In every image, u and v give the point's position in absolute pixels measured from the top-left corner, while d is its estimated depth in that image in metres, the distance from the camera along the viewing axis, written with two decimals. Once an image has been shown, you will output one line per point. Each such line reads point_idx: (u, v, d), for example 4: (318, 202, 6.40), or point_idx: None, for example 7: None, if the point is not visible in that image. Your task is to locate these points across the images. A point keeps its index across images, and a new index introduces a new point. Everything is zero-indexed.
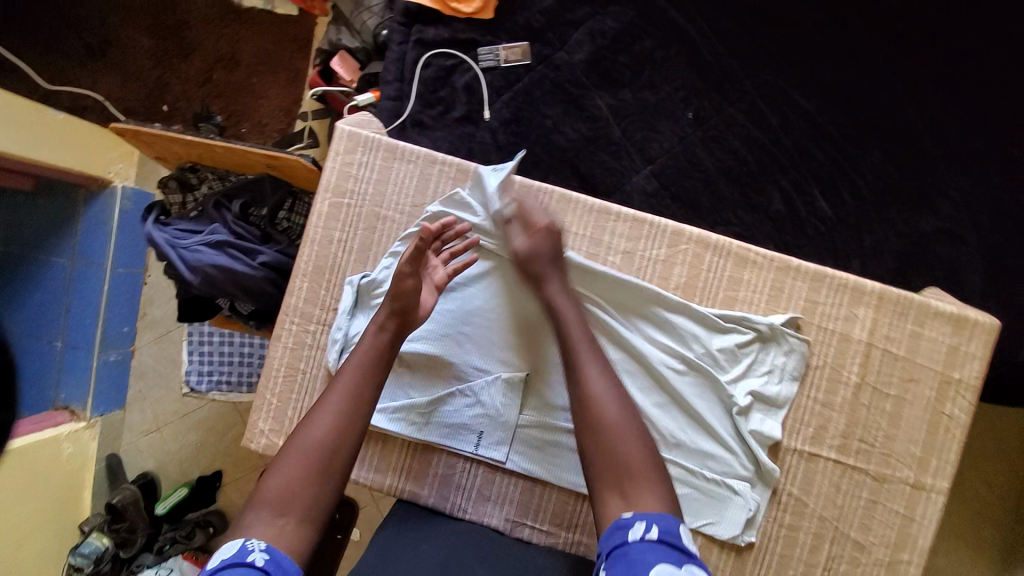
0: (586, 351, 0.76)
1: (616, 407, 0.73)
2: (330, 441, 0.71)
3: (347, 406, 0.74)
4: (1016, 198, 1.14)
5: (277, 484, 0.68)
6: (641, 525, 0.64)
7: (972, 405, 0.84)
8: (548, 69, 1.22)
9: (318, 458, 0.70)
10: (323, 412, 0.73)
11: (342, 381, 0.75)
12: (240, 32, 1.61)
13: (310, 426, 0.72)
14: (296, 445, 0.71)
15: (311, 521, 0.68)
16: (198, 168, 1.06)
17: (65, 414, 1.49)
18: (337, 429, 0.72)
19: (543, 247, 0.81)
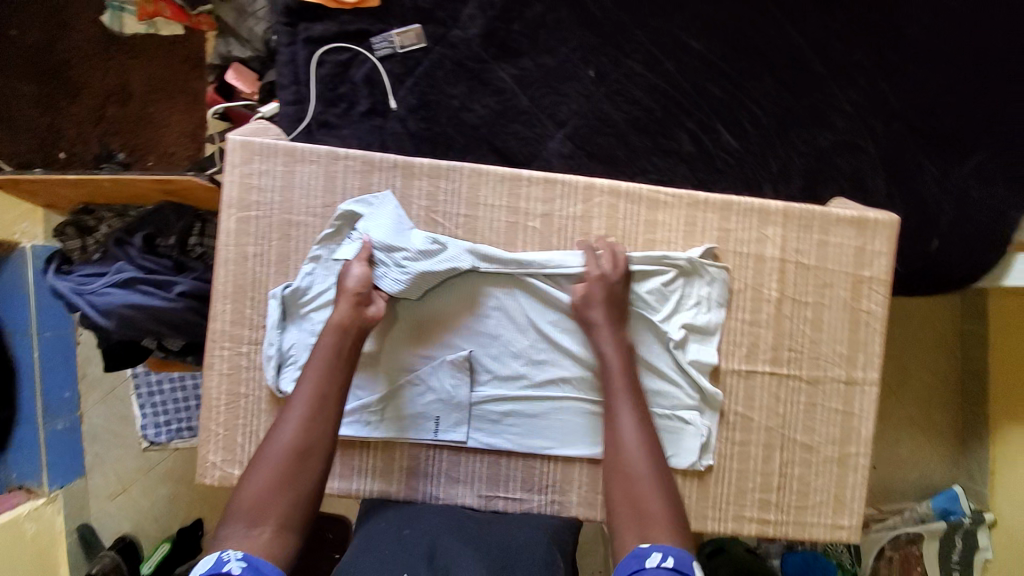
0: (626, 404, 0.80)
1: (643, 456, 0.78)
2: (297, 445, 0.73)
3: (314, 409, 0.75)
4: (901, 101, 1.23)
5: (251, 492, 0.70)
6: (657, 554, 0.68)
7: (885, 297, 0.90)
8: (447, 48, 1.20)
9: (290, 463, 0.72)
10: (291, 417, 0.74)
11: (306, 385, 0.76)
12: (127, 62, 1.51)
13: (279, 433, 0.73)
14: (265, 452, 0.73)
15: (290, 524, 0.70)
16: (92, 208, 1.01)
17: (21, 494, 1.42)
18: (307, 432, 0.74)
19: (598, 294, 0.83)
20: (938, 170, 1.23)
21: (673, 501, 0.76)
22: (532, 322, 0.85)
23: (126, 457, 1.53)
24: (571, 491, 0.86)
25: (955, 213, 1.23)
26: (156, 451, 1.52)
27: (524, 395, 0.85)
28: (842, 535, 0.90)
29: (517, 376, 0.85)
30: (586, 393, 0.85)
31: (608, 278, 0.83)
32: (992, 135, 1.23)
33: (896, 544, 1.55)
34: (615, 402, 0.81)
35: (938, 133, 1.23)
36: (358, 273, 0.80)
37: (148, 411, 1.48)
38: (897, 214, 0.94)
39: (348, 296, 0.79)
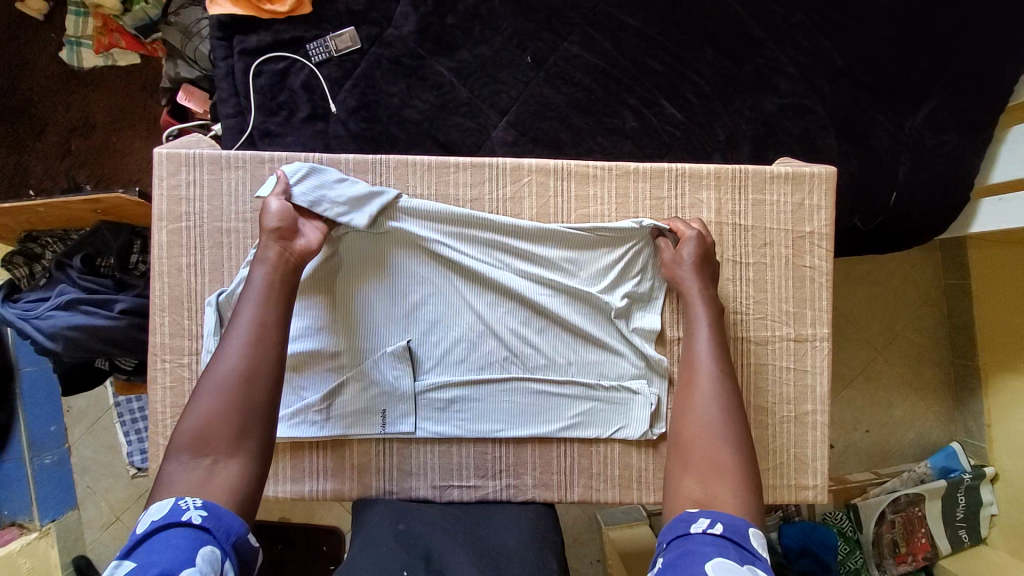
0: (710, 360, 0.78)
1: (720, 418, 0.73)
2: (244, 371, 0.68)
3: (257, 335, 0.70)
4: (843, 57, 1.19)
5: (193, 421, 0.65)
6: (705, 520, 0.63)
7: (829, 251, 0.91)
8: (383, 48, 1.14)
9: (237, 389, 0.67)
10: (232, 345, 0.69)
11: (247, 314, 0.71)
12: (87, 95, 1.50)
13: (219, 361, 0.68)
14: (209, 381, 0.67)
15: (242, 452, 0.65)
16: (36, 235, 1.02)
17: (13, 531, 1.38)
18: (252, 359, 0.69)
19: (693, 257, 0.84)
20: (891, 124, 1.19)
21: (747, 461, 0.70)
22: (469, 305, 0.86)
23: (116, 485, 1.51)
24: (526, 474, 0.88)
25: (912, 166, 1.19)
26: (144, 477, 1.50)
27: (470, 380, 0.86)
28: (809, 494, 0.89)
29: (462, 360, 0.86)
30: (533, 373, 0.87)
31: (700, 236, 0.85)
32: (949, 82, 1.18)
33: (897, 506, 1.48)
34: (695, 355, 0.80)
35: (886, 89, 1.19)
36: (276, 209, 0.78)
37: (133, 439, 1.47)
38: (834, 165, 0.94)
39: (273, 231, 0.77)
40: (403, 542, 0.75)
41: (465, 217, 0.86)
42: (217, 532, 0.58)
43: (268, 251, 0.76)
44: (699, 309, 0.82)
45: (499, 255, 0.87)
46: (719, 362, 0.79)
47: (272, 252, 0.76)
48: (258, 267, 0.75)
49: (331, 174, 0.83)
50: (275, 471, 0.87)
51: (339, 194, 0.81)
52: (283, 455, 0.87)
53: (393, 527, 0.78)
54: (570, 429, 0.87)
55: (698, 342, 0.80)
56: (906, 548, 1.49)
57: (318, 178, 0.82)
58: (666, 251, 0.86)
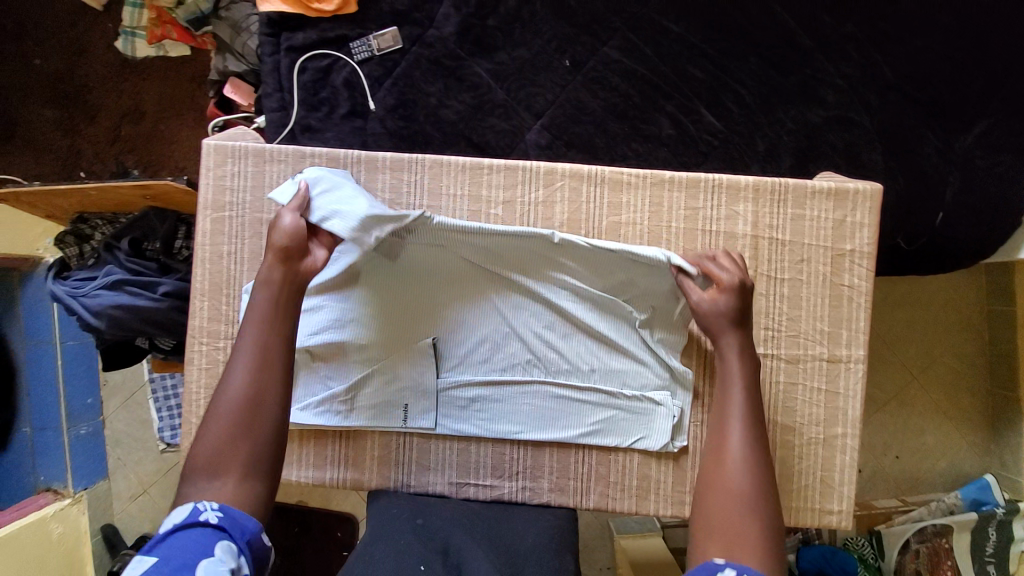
0: (737, 411, 0.74)
1: (748, 476, 0.70)
2: (250, 396, 0.68)
3: (262, 358, 0.70)
4: (894, 71, 1.14)
5: (206, 445, 0.66)
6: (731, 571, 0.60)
7: (869, 271, 0.88)
8: (423, 48, 1.16)
9: (244, 414, 0.67)
10: (237, 368, 0.69)
11: (248, 340, 0.71)
12: (139, 84, 1.57)
13: (226, 385, 0.68)
14: (216, 407, 0.68)
15: (254, 474, 0.66)
16: (88, 217, 1.07)
17: (48, 495, 1.46)
18: (257, 381, 0.69)
19: (722, 303, 0.79)
20: (941, 142, 1.15)
21: (771, 525, 0.67)
22: (495, 314, 0.86)
23: (145, 460, 1.58)
24: (542, 477, 0.88)
25: (960, 186, 1.15)
26: (172, 453, 1.56)
27: (493, 381, 0.87)
28: (833, 519, 0.87)
29: (485, 360, 0.87)
30: (555, 378, 0.87)
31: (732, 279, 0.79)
32: (1006, 100, 1.13)
33: (921, 537, 1.41)
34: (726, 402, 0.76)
35: (937, 105, 1.15)
36: (289, 223, 0.76)
37: (163, 413, 1.53)
38: (879, 183, 0.91)
39: (279, 250, 0.75)
40: (421, 537, 0.77)
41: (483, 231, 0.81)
42: (233, 531, 0.61)
43: (271, 267, 0.74)
44: (731, 359, 0.78)
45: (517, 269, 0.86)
46: (750, 413, 0.75)
47: (274, 269, 0.74)
48: (262, 285, 0.74)
49: (357, 194, 0.80)
50: (299, 457, 0.89)
51: (353, 214, 0.77)
52: (306, 441, 0.89)
53: (412, 520, 0.80)
54: (589, 435, 0.87)
55: (733, 392, 0.76)
56: None
57: (340, 194, 0.79)
58: (694, 292, 0.80)
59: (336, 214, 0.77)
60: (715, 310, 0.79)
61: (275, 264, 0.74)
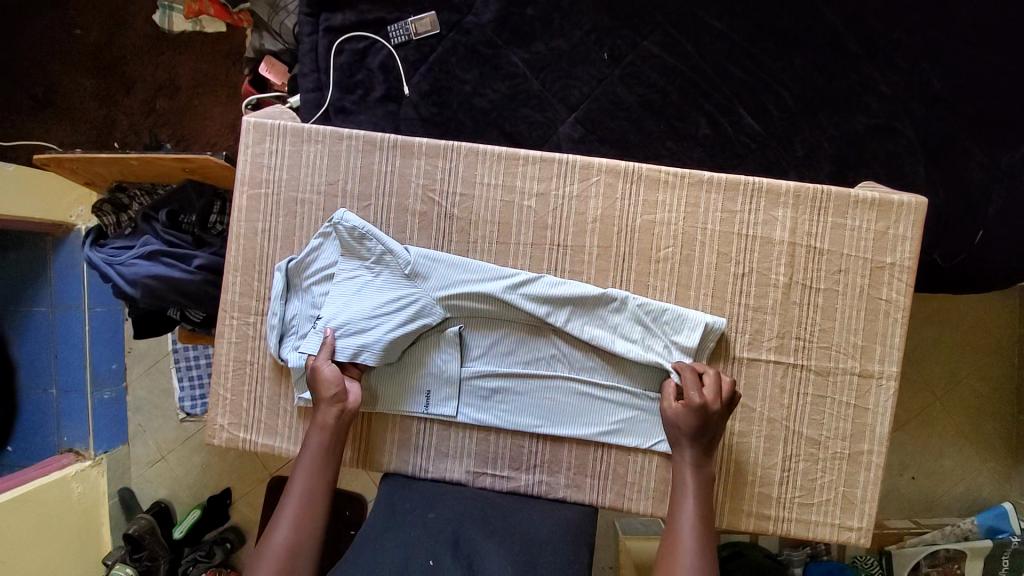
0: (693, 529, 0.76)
1: None
2: (293, 544, 0.75)
3: (307, 504, 0.78)
4: (944, 81, 1.10)
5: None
6: None
7: (909, 286, 0.85)
8: (461, 35, 1.15)
9: (285, 562, 0.73)
10: (284, 516, 0.76)
11: (296, 492, 0.78)
12: (175, 58, 1.59)
13: (273, 533, 0.75)
14: (261, 555, 0.73)
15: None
16: (126, 186, 1.09)
17: (70, 456, 1.50)
18: (300, 530, 0.76)
19: (689, 419, 0.80)
20: (988, 158, 1.11)
21: None
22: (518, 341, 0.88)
23: (163, 428, 1.61)
24: (560, 472, 0.88)
25: (1006, 205, 1.11)
26: (192, 422, 1.60)
27: (517, 374, 0.87)
28: (851, 536, 0.86)
29: (510, 354, 0.88)
30: (579, 374, 0.87)
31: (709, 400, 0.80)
32: None
33: (933, 561, 1.39)
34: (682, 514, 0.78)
35: (989, 119, 1.10)
36: (329, 372, 0.82)
37: (186, 384, 1.57)
38: (925, 196, 0.88)
39: (327, 396, 0.82)
40: (432, 529, 0.77)
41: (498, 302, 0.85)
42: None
43: (322, 418, 0.82)
44: (686, 482, 0.80)
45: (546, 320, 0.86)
46: (702, 540, 0.75)
47: (323, 419, 0.82)
48: (314, 432, 0.82)
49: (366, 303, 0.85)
50: None
51: (374, 344, 0.84)
52: None
53: (424, 512, 0.81)
54: (610, 434, 0.87)
55: (683, 515, 0.77)
56: None
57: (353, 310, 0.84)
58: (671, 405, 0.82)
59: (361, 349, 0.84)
60: (683, 424, 0.81)
61: (327, 414, 0.82)
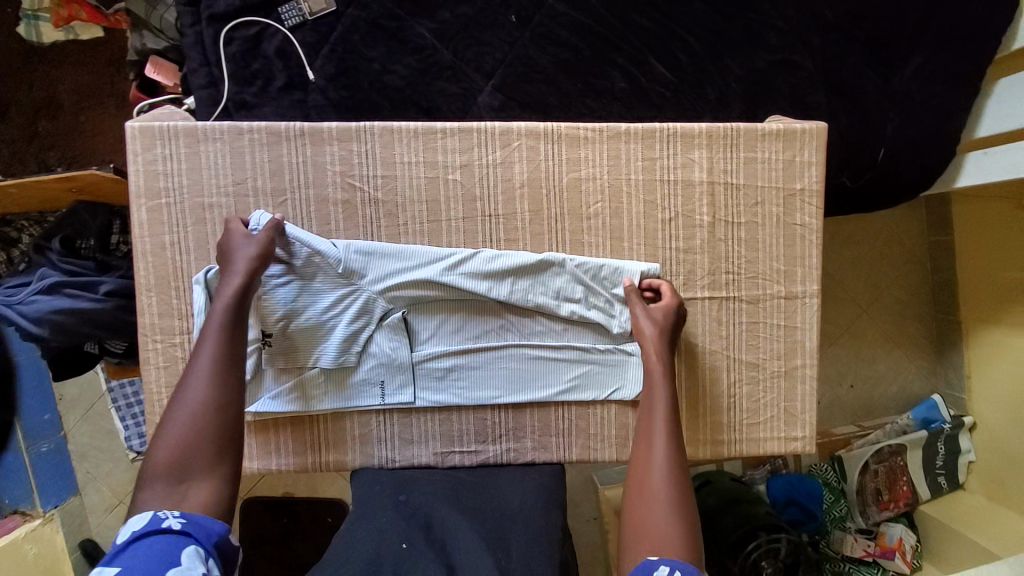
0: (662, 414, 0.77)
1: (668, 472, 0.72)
2: (210, 400, 0.67)
3: (223, 360, 0.69)
4: (834, 10, 1.15)
5: (167, 450, 0.63)
6: (665, 567, 0.63)
7: (819, 208, 0.91)
8: (359, 9, 1.08)
9: (204, 416, 0.66)
10: (199, 371, 0.68)
11: (207, 349, 0.69)
12: (51, 72, 1.43)
13: (186, 390, 0.67)
14: (174, 413, 0.66)
15: (217, 472, 0.64)
16: (10, 218, 0.98)
17: (16, 518, 1.39)
18: (221, 386, 0.68)
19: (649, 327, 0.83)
20: (881, 79, 1.18)
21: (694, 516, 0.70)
22: (465, 324, 0.87)
23: (117, 470, 1.52)
24: (525, 437, 0.90)
25: (901, 121, 1.19)
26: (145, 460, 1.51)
27: (467, 348, 0.87)
28: (798, 446, 0.93)
29: (459, 330, 0.87)
30: (528, 339, 0.88)
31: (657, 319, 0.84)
32: (939, 32, 1.16)
33: (880, 457, 1.53)
34: (656, 404, 0.78)
35: (878, 42, 1.16)
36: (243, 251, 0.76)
37: (129, 423, 1.45)
38: (825, 122, 0.93)
39: (240, 262, 0.75)
40: (404, 517, 0.77)
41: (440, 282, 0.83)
42: (199, 535, 0.59)
43: (233, 275, 0.74)
44: (655, 379, 0.80)
45: (491, 301, 0.86)
46: (674, 431, 0.76)
47: (235, 276, 0.74)
48: (223, 291, 0.73)
49: (314, 287, 0.83)
50: (278, 444, 0.87)
51: (329, 339, 0.84)
52: (285, 429, 0.87)
53: (394, 502, 0.80)
54: (568, 392, 0.89)
55: (656, 406, 0.78)
56: (889, 496, 1.54)
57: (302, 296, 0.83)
58: (643, 319, 0.84)
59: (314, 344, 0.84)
60: (658, 330, 0.83)
61: (240, 271, 0.75)
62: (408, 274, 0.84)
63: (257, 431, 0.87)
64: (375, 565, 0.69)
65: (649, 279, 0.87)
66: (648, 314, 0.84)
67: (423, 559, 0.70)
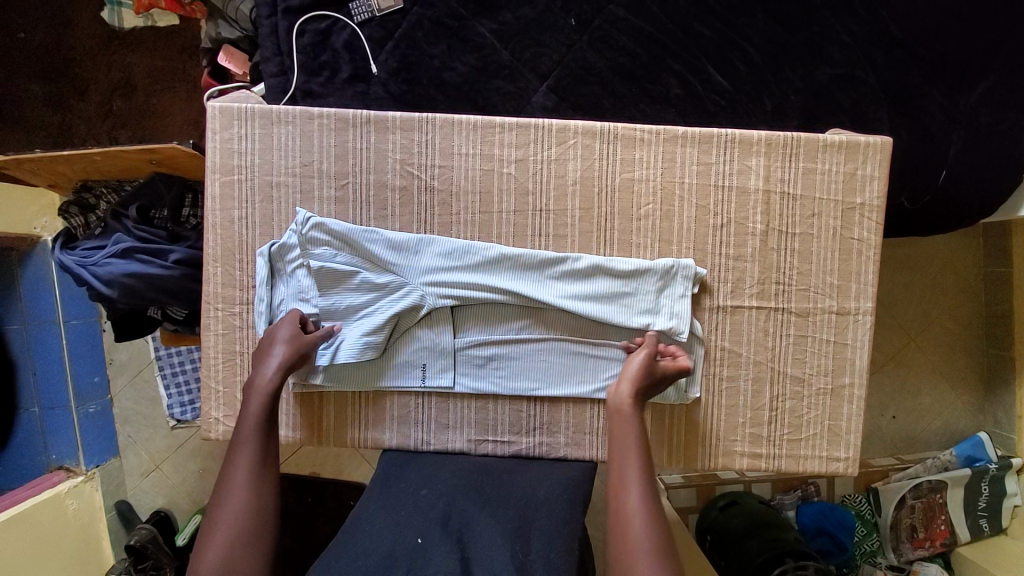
0: (631, 447, 0.76)
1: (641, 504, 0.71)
2: (251, 498, 0.72)
3: (259, 460, 0.75)
4: (901, 27, 1.13)
5: (213, 549, 0.68)
6: None
7: (878, 224, 0.89)
8: (425, 8, 1.12)
9: (248, 513, 0.71)
10: (237, 480, 0.73)
11: (245, 450, 0.75)
12: (129, 56, 1.52)
13: (228, 500, 0.71)
14: (221, 514, 0.71)
15: (257, 571, 0.69)
16: (91, 185, 1.05)
17: (61, 473, 1.45)
18: (257, 482, 0.74)
19: (641, 367, 0.82)
20: (946, 99, 1.14)
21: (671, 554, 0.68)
22: (507, 321, 0.88)
23: (158, 436, 1.57)
24: (559, 432, 0.90)
25: (965, 143, 1.14)
26: (183, 430, 1.56)
27: (509, 339, 0.88)
28: (839, 467, 0.90)
29: (504, 322, 0.89)
30: (569, 335, 0.89)
31: (648, 359, 0.83)
32: (1011, 56, 1.12)
33: (918, 492, 1.46)
34: (622, 435, 0.78)
35: (946, 61, 1.13)
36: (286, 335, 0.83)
37: (173, 391, 1.51)
38: (889, 138, 0.92)
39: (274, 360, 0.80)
40: (422, 512, 0.77)
41: (473, 283, 0.86)
42: None
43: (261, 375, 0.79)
44: (626, 412, 0.79)
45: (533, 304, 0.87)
46: (643, 460, 0.76)
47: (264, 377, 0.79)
48: (258, 393, 0.78)
49: (373, 245, 0.85)
50: (316, 421, 0.90)
51: (376, 306, 0.86)
52: (328, 406, 0.90)
53: (416, 492, 0.81)
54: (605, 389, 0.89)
55: (625, 432, 0.78)
56: (925, 534, 1.47)
57: (349, 255, 0.86)
58: (639, 357, 0.83)
59: (351, 294, 0.86)
60: (642, 371, 0.81)
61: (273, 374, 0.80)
62: (452, 276, 0.86)
63: (300, 403, 0.90)
64: (390, 559, 0.69)
65: (685, 359, 0.84)
66: (644, 360, 0.83)
67: (437, 553, 0.69)
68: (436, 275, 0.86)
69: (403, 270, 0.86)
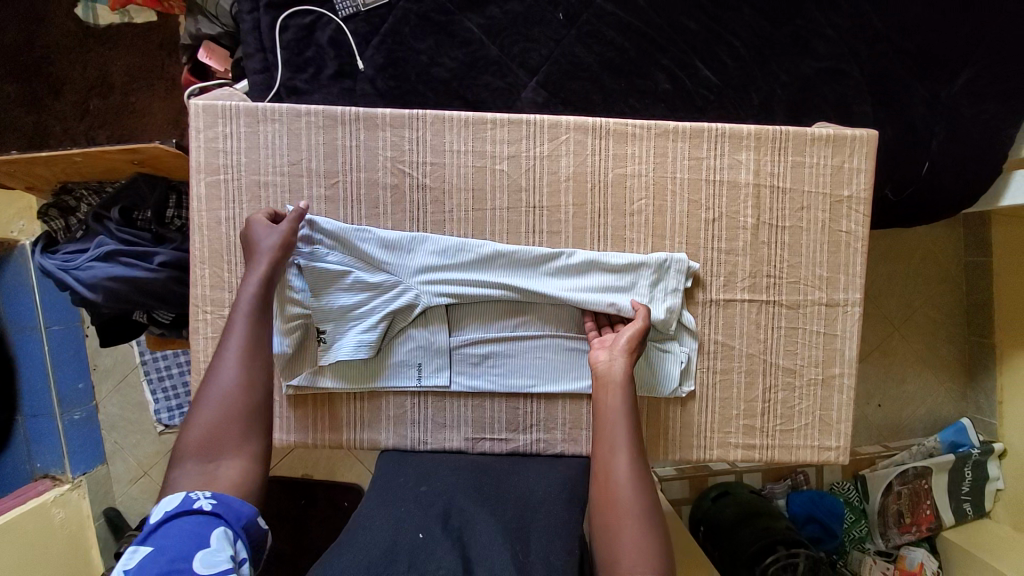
0: (619, 418, 0.76)
1: (630, 479, 0.72)
2: (242, 385, 0.70)
3: (253, 348, 0.72)
4: (884, 21, 1.14)
5: (199, 427, 0.67)
6: None
7: (866, 216, 0.90)
8: (412, 3, 1.11)
9: (237, 399, 0.69)
10: (226, 360, 0.71)
11: (239, 336, 0.72)
12: (106, 54, 1.48)
13: (216, 378, 0.70)
14: (209, 394, 0.69)
15: (246, 448, 0.68)
16: (71, 187, 1.03)
17: (47, 482, 1.42)
18: (248, 370, 0.71)
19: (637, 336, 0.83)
20: (928, 92, 1.16)
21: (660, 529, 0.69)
22: (501, 318, 0.88)
23: (146, 442, 1.54)
24: (556, 428, 0.90)
25: (947, 136, 1.16)
26: (171, 435, 1.53)
27: (504, 337, 0.88)
28: (830, 455, 0.92)
29: (498, 320, 0.88)
30: (563, 331, 0.89)
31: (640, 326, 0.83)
32: (991, 50, 1.14)
33: (904, 478, 1.49)
34: (610, 406, 0.78)
35: (928, 54, 1.15)
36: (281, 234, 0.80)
37: (161, 397, 1.49)
38: (875, 131, 0.93)
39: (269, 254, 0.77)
40: (423, 508, 0.77)
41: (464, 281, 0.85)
42: (229, 516, 0.63)
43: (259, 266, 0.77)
44: (619, 379, 0.79)
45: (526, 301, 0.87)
46: (632, 434, 0.75)
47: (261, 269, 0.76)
48: (250, 281, 0.76)
49: (366, 243, 0.85)
50: (311, 424, 0.89)
51: (371, 306, 0.85)
52: (323, 409, 0.89)
53: (415, 488, 0.81)
54: None
55: (614, 403, 0.77)
56: (911, 519, 1.50)
57: (341, 255, 0.85)
58: (632, 329, 0.83)
59: (346, 293, 0.84)
60: (636, 336, 0.83)
61: (265, 265, 0.77)
62: (446, 273, 0.85)
63: (293, 405, 0.89)
64: (392, 551, 0.69)
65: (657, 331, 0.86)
66: (637, 326, 0.83)
67: (439, 549, 0.69)
68: (429, 273, 0.85)
69: (398, 268, 0.85)
